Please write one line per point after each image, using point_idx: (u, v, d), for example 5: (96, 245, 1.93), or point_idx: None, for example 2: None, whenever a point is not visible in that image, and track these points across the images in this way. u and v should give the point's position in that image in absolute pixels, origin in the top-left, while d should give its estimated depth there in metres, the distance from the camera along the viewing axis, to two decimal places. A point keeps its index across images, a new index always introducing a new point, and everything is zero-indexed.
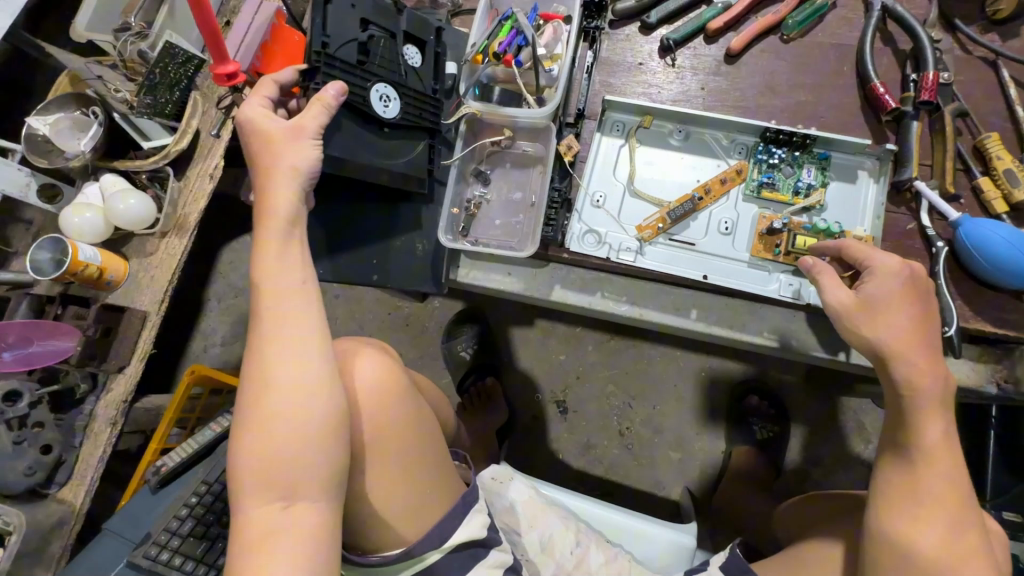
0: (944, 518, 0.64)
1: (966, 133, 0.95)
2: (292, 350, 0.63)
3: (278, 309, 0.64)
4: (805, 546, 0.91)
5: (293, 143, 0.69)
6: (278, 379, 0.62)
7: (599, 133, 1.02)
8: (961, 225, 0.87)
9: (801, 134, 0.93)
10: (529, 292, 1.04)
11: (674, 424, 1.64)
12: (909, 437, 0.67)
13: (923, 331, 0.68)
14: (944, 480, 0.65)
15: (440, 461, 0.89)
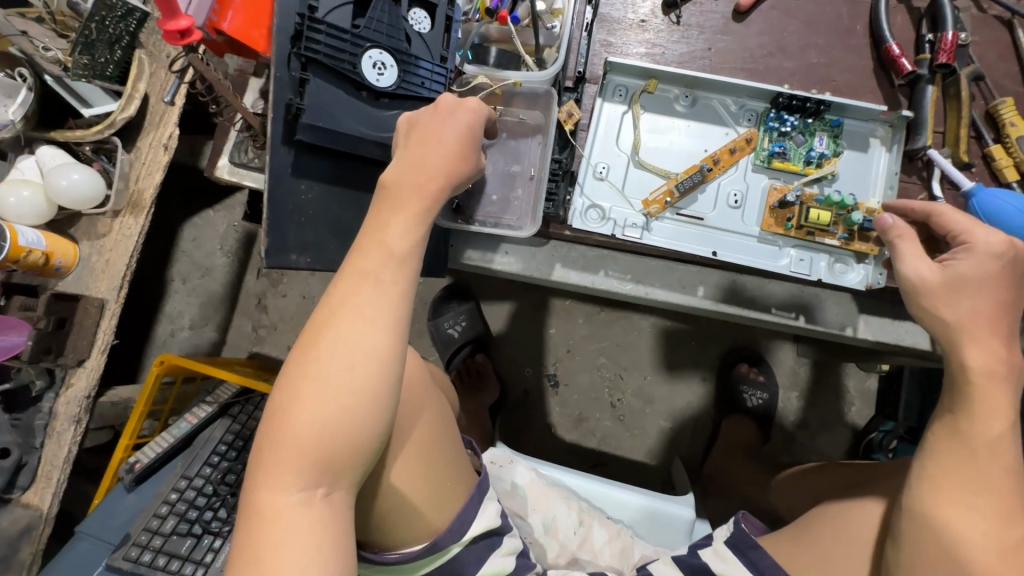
0: (996, 509, 0.61)
1: (979, 98, 0.92)
2: (371, 333, 0.62)
3: (368, 289, 0.63)
4: (810, 521, 0.92)
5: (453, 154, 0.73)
6: (354, 357, 0.61)
7: (601, 99, 0.95)
8: (974, 195, 0.83)
9: (815, 100, 0.87)
10: (529, 272, 0.99)
11: (665, 394, 1.64)
12: (965, 424, 0.64)
13: (1000, 313, 0.64)
14: (992, 465, 0.62)
15: (461, 459, 0.88)
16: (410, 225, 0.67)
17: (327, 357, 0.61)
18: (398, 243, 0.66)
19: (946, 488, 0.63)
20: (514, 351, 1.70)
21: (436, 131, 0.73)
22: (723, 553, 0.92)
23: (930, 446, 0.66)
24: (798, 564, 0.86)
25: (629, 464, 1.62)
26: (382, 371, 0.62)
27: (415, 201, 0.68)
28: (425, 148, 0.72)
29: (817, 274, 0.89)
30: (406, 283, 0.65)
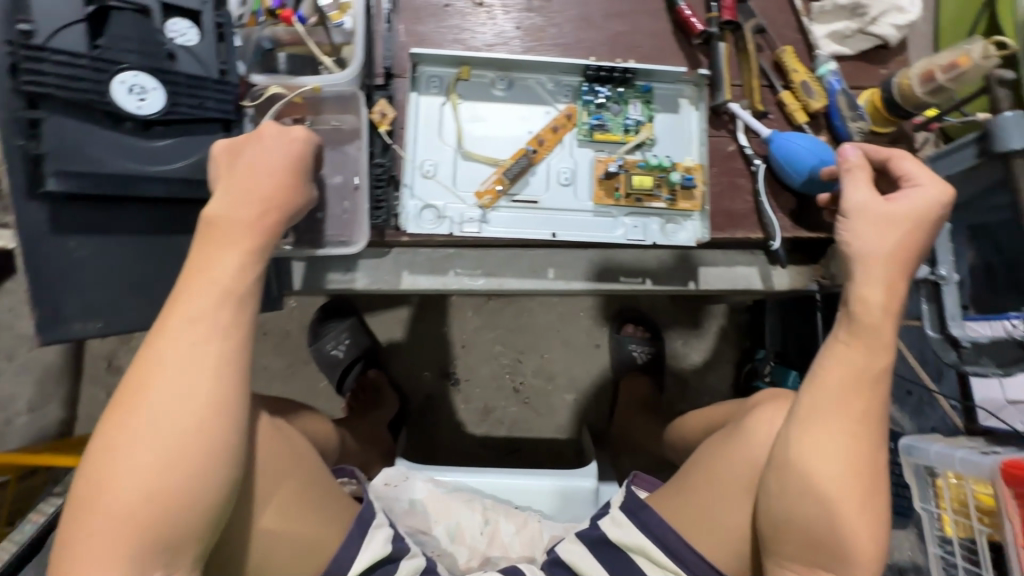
0: (860, 437, 0.68)
1: (765, 49, 0.97)
2: (192, 412, 0.56)
3: (182, 359, 0.56)
4: (688, 464, 0.92)
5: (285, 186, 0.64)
6: (176, 439, 0.55)
7: (415, 93, 0.91)
8: (772, 141, 0.90)
9: (620, 68, 0.89)
10: (377, 285, 0.94)
11: (564, 369, 1.67)
12: (857, 356, 0.68)
13: (909, 255, 0.69)
14: (864, 396, 0.68)
15: (341, 499, 0.83)
16: (239, 267, 0.59)
17: (148, 417, 0.55)
18: (229, 284, 0.58)
19: (827, 420, 0.68)
20: (409, 357, 1.65)
21: (260, 152, 0.64)
22: (620, 520, 0.92)
23: (823, 378, 0.69)
24: (676, 517, 0.88)
25: (543, 443, 1.63)
26: (215, 430, 0.57)
27: (241, 239, 0.60)
28: (249, 173, 0.62)
29: (653, 238, 0.91)
30: (240, 334, 0.58)
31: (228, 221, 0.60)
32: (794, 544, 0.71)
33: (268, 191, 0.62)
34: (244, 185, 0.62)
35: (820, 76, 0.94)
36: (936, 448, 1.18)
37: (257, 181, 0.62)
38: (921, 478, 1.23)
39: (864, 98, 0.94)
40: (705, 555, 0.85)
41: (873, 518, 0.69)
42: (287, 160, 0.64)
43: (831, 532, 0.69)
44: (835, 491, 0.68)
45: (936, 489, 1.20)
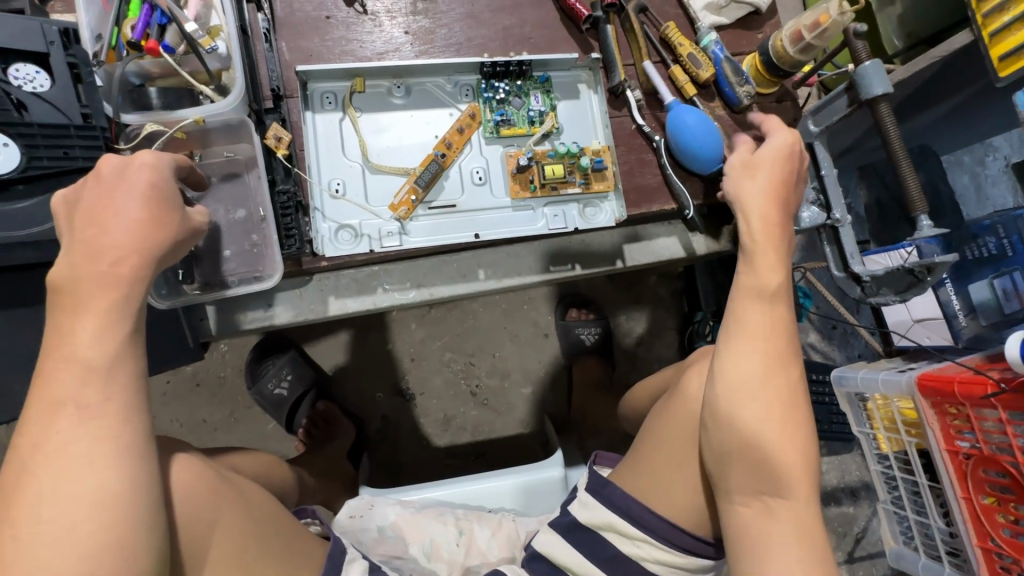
0: (776, 356, 0.70)
1: (650, 26, 1.00)
2: (63, 506, 0.47)
3: (55, 444, 0.48)
4: (642, 436, 0.94)
5: (141, 225, 0.55)
6: (48, 542, 0.46)
7: (309, 112, 0.87)
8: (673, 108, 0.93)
9: (514, 62, 0.89)
10: (302, 317, 0.89)
11: (517, 364, 1.67)
12: (755, 278, 0.72)
13: (783, 186, 0.77)
14: (771, 316, 0.71)
15: (304, 547, 0.78)
16: (101, 328, 0.51)
17: (21, 536, 0.46)
18: (93, 355, 0.50)
19: (742, 342, 0.71)
20: (357, 381, 1.60)
21: (107, 192, 0.55)
22: (587, 501, 0.92)
23: (732, 305, 0.73)
24: (636, 486, 0.89)
25: (508, 441, 1.62)
26: (114, 528, 0.49)
27: (100, 296, 0.52)
28: (96, 224, 0.54)
29: (573, 224, 0.92)
30: (125, 404, 0.51)
31: (82, 274, 0.53)
32: (735, 474, 0.70)
33: (120, 237, 0.54)
34: (89, 240, 0.54)
35: (704, 47, 0.98)
36: (862, 374, 1.27)
37: (103, 234, 0.54)
38: (854, 405, 1.33)
39: (746, 63, 0.99)
40: (665, 514, 0.86)
41: (801, 437, 0.70)
42: (143, 194, 0.56)
43: (764, 454, 0.69)
44: (759, 412, 0.69)
45: (868, 412, 1.30)
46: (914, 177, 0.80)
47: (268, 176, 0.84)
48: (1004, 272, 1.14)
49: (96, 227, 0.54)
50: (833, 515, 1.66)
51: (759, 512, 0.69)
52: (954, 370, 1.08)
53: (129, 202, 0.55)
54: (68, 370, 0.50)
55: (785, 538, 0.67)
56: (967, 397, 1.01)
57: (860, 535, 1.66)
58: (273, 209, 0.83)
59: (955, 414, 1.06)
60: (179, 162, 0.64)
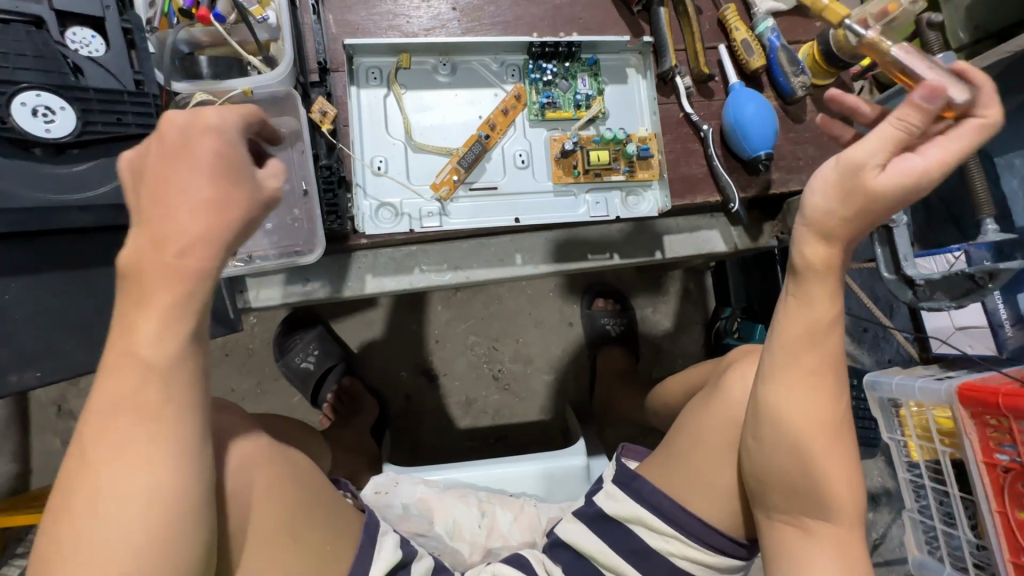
0: (823, 391, 0.66)
1: (705, 10, 0.97)
2: (118, 508, 0.44)
3: (115, 438, 0.44)
4: (674, 431, 0.92)
5: (204, 213, 0.46)
6: (102, 545, 0.43)
7: (354, 87, 0.86)
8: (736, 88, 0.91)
9: (564, 43, 0.87)
10: (339, 293, 0.89)
11: (540, 351, 1.66)
12: (810, 311, 0.63)
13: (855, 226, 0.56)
14: (824, 353, 0.65)
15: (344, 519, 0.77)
16: (161, 319, 0.46)
17: (77, 532, 0.43)
18: (154, 353, 0.45)
19: (790, 380, 0.66)
20: (382, 360, 1.61)
21: (164, 168, 0.46)
22: (613, 492, 0.92)
23: (779, 339, 0.66)
24: (668, 481, 0.88)
25: (528, 427, 1.62)
26: (162, 553, 0.45)
27: (163, 289, 0.45)
28: (159, 205, 0.46)
29: (615, 212, 0.90)
30: (182, 405, 0.46)
31: (145, 261, 0.45)
32: (775, 500, 0.70)
33: (184, 224, 0.45)
34: (156, 222, 0.46)
35: (760, 34, 0.94)
36: (897, 380, 1.23)
37: (169, 218, 0.45)
38: (886, 410, 1.30)
39: (802, 52, 0.96)
40: (697, 513, 0.85)
41: (845, 467, 0.68)
42: (200, 171, 0.46)
43: (806, 486, 0.68)
44: (803, 449, 0.67)
45: (901, 418, 1.27)
46: None
47: (311, 151, 0.83)
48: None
49: (160, 209, 0.46)
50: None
51: (795, 532, 0.71)
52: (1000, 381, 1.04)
53: (189, 184, 0.45)
54: (134, 365, 0.45)
55: (823, 559, 0.69)
56: (1012, 411, 0.97)
57: (878, 541, 1.64)
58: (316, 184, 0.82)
59: (996, 427, 1.03)
60: (249, 117, 0.52)
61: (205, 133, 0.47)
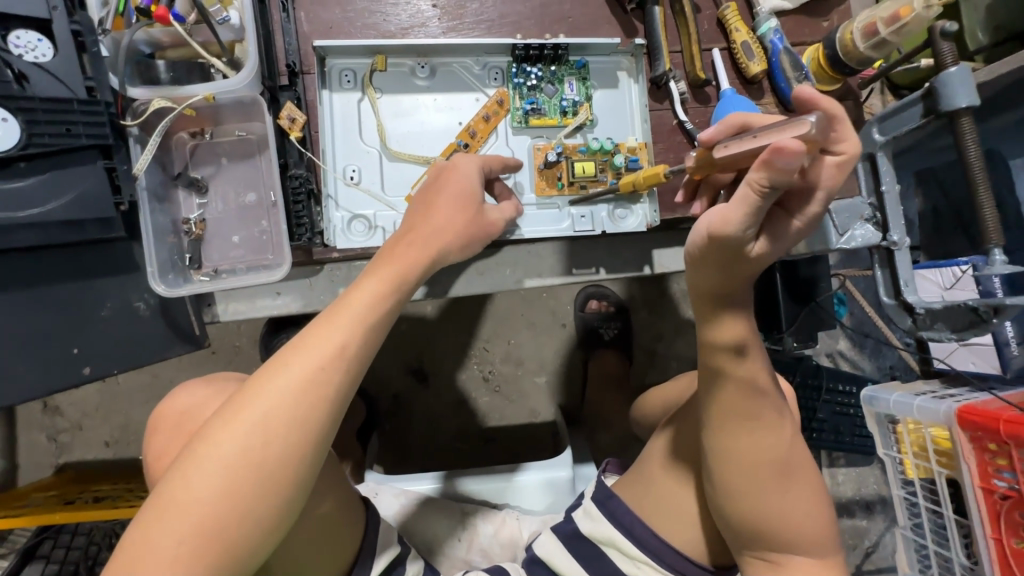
0: (767, 433, 0.68)
1: (703, 8, 0.91)
2: (292, 408, 0.52)
3: (312, 354, 0.53)
4: (651, 452, 0.90)
5: (443, 230, 0.63)
6: (275, 432, 0.51)
7: (326, 91, 0.81)
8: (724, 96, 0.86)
9: (550, 45, 0.82)
10: (310, 309, 0.85)
11: (531, 351, 1.63)
12: (738, 369, 0.64)
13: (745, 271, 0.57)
14: (754, 396, 0.66)
15: (350, 529, 0.78)
16: (377, 294, 0.58)
17: (251, 415, 0.51)
18: (363, 308, 0.56)
19: (735, 431, 0.67)
20: None
21: (436, 193, 0.65)
22: (590, 510, 0.89)
23: (714, 397, 0.67)
24: (646, 506, 0.85)
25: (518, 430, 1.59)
26: (285, 482, 0.52)
27: (389, 265, 0.59)
28: (432, 209, 0.64)
29: (602, 227, 0.85)
30: (360, 357, 0.56)
31: (392, 252, 0.60)
32: (744, 540, 0.72)
33: (430, 234, 0.62)
34: (425, 222, 0.63)
35: (762, 35, 0.88)
36: (895, 396, 1.19)
37: (433, 223, 0.63)
38: (882, 426, 1.26)
39: (807, 55, 0.89)
40: (673, 543, 0.83)
41: (803, 492, 0.70)
42: (459, 202, 0.65)
43: (769, 523, 0.69)
44: (759, 489, 0.68)
45: (897, 435, 1.23)
46: (990, 205, 0.72)
47: (281, 160, 0.79)
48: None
49: (428, 211, 0.64)
50: (844, 527, 1.62)
51: (766, 564, 0.72)
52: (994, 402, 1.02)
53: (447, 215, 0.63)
54: (344, 309, 0.56)
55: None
56: (1012, 438, 0.94)
57: (870, 549, 1.62)
58: (284, 194, 0.79)
59: (998, 454, 0.98)
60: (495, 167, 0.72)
61: (467, 171, 0.67)
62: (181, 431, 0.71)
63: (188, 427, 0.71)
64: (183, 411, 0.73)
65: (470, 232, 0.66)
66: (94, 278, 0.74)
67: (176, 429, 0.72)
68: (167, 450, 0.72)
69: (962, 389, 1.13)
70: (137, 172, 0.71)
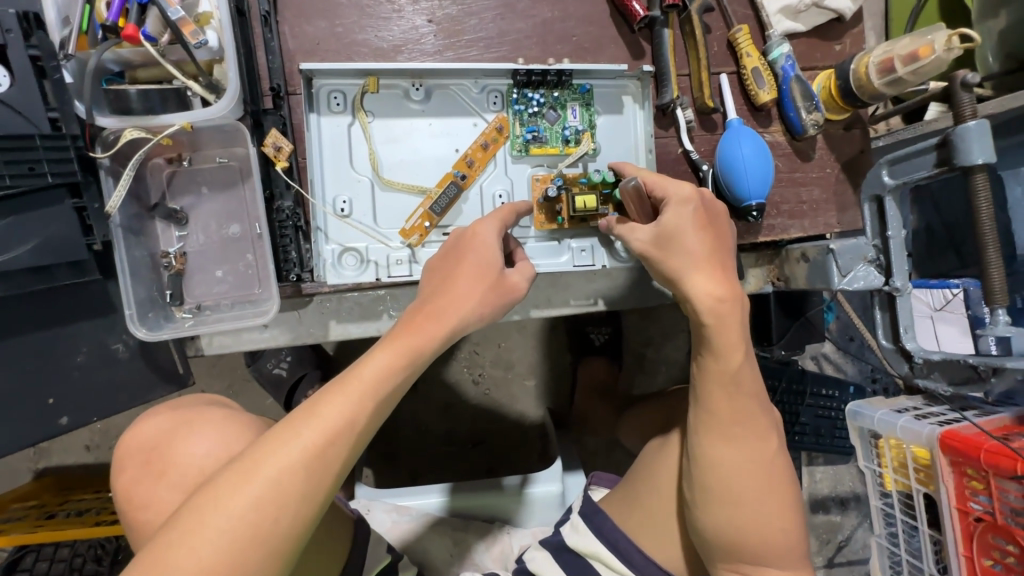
0: (754, 440, 0.65)
1: (712, 29, 0.87)
2: (296, 482, 0.51)
3: (321, 425, 0.53)
4: (637, 465, 0.86)
5: (460, 299, 0.62)
6: (278, 503, 0.50)
7: (314, 115, 0.76)
8: (731, 124, 0.82)
9: (553, 71, 0.77)
10: (301, 341, 0.83)
11: (521, 355, 1.52)
12: (717, 363, 0.65)
13: (716, 247, 0.67)
14: (750, 401, 0.65)
15: (313, 552, 0.73)
16: (389, 366, 0.57)
17: (256, 484, 0.50)
18: (378, 381, 0.56)
19: (720, 432, 0.65)
20: None
21: (459, 262, 0.66)
22: (576, 524, 0.84)
23: (702, 395, 0.66)
24: (631, 522, 0.80)
25: (511, 431, 1.50)
26: (284, 555, 0.50)
27: (405, 337, 0.59)
28: (453, 277, 0.64)
29: (602, 261, 0.84)
30: (365, 433, 0.55)
31: (410, 323, 0.60)
32: (716, 553, 0.67)
33: (449, 302, 0.62)
34: (444, 291, 0.63)
35: (773, 61, 0.84)
36: (880, 413, 1.03)
37: (454, 291, 0.63)
38: (864, 439, 1.09)
39: (818, 82, 0.86)
40: (656, 558, 0.78)
41: (784, 507, 0.66)
42: (480, 269, 0.65)
43: (746, 536, 0.65)
44: (747, 500, 0.65)
45: (879, 450, 1.07)
46: (998, 265, 0.74)
47: (267, 191, 0.74)
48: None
49: (450, 280, 0.64)
50: (818, 522, 1.53)
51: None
52: (969, 425, 0.91)
53: (471, 285, 0.63)
54: (358, 379, 0.55)
55: None
56: (992, 468, 0.83)
57: (842, 543, 1.54)
58: (269, 227, 0.74)
59: (974, 477, 0.87)
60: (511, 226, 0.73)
61: (488, 237, 0.67)
62: (153, 465, 0.65)
63: (159, 462, 0.65)
64: (151, 436, 0.67)
65: (491, 303, 0.65)
66: (68, 323, 0.75)
67: (145, 461, 0.66)
68: (133, 484, 0.65)
69: (944, 406, 1.00)
70: (109, 210, 0.67)
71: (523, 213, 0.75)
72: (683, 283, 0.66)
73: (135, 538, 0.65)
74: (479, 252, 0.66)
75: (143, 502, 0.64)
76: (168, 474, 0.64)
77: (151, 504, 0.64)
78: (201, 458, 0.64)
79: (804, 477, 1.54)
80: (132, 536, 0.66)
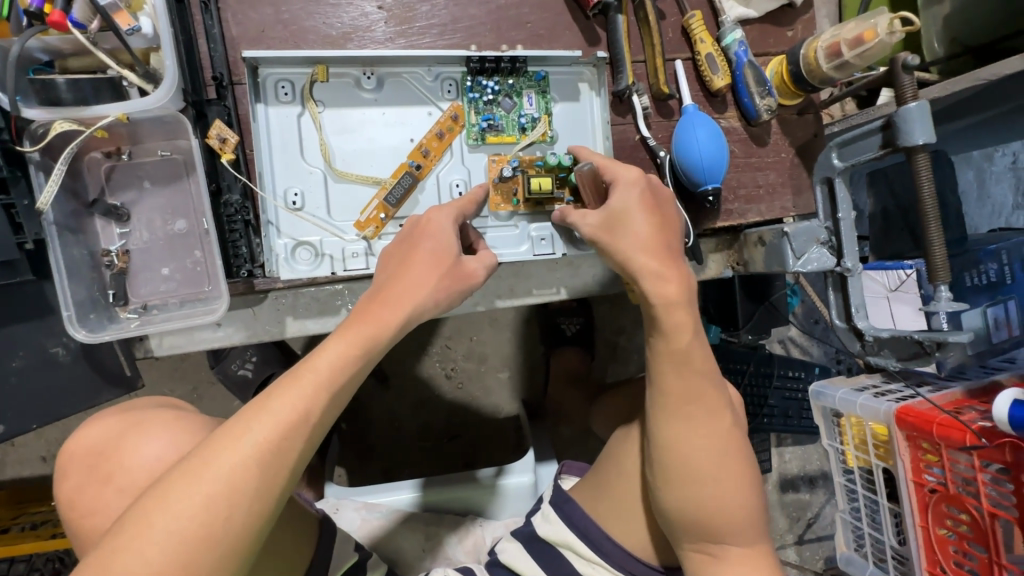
0: (709, 417, 0.66)
1: (667, 15, 0.87)
2: (250, 480, 0.49)
3: (273, 419, 0.51)
4: (605, 453, 0.85)
5: (414, 288, 0.61)
6: (232, 504, 0.48)
7: (261, 105, 0.73)
8: (687, 111, 0.83)
9: (506, 58, 0.76)
10: (257, 339, 0.81)
11: (493, 347, 1.51)
12: (670, 346, 0.66)
13: (664, 230, 0.68)
14: (705, 380, 0.66)
15: (276, 557, 0.71)
16: (343, 356, 0.56)
17: (206, 483, 0.48)
18: (331, 372, 0.55)
19: (675, 411, 0.66)
20: None
21: (412, 249, 0.64)
22: (547, 514, 0.84)
23: (655, 375, 0.67)
24: (599, 508, 0.80)
25: (485, 424, 1.50)
26: (238, 556, 0.49)
27: (359, 327, 0.58)
28: (407, 266, 0.63)
29: (562, 250, 0.83)
30: (320, 427, 0.54)
31: (364, 312, 0.59)
32: (681, 531, 0.67)
33: (403, 291, 0.61)
34: (399, 279, 0.62)
35: (726, 46, 0.85)
36: (840, 392, 1.04)
37: (407, 280, 0.62)
38: (826, 419, 1.10)
39: (770, 68, 0.87)
40: (623, 543, 0.78)
41: (741, 482, 0.67)
42: (436, 256, 0.64)
43: (706, 513, 0.65)
44: (710, 477, 0.65)
45: (840, 428, 1.08)
46: (940, 243, 0.76)
47: (213, 184, 0.72)
48: (999, 301, 0.95)
49: (404, 270, 0.63)
50: (788, 501, 1.57)
51: (705, 559, 0.67)
52: (923, 400, 0.93)
53: (425, 273, 0.62)
54: (310, 371, 0.54)
55: None
56: (944, 441, 0.85)
57: (811, 520, 1.58)
58: (217, 222, 0.72)
59: (929, 450, 0.90)
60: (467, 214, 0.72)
61: (442, 226, 0.66)
62: (100, 470, 0.63)
63: (106, 467, 0.63)
64: (97, 444, 0.65)
65: (446, 291, 0.64)
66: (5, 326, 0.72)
67: (91, 466, 0.63)
68: (80, 491, 0.63)
69: (900, 383, 1.03)
70: (41, 206, 0.64)
71: (482, 201, 0.75)
72: (637, 272, 0.66)
73: (84, 546, 0.63)
74: (433, 240, 0.65)
75: (91, 508, 0.62)
76: (114, 478, 0.62)
77: (99, 510, 0.61)
78: (150, 461, 0.61)
79: (774, 457, 1.57)
80: (80, 544, 0.63)
